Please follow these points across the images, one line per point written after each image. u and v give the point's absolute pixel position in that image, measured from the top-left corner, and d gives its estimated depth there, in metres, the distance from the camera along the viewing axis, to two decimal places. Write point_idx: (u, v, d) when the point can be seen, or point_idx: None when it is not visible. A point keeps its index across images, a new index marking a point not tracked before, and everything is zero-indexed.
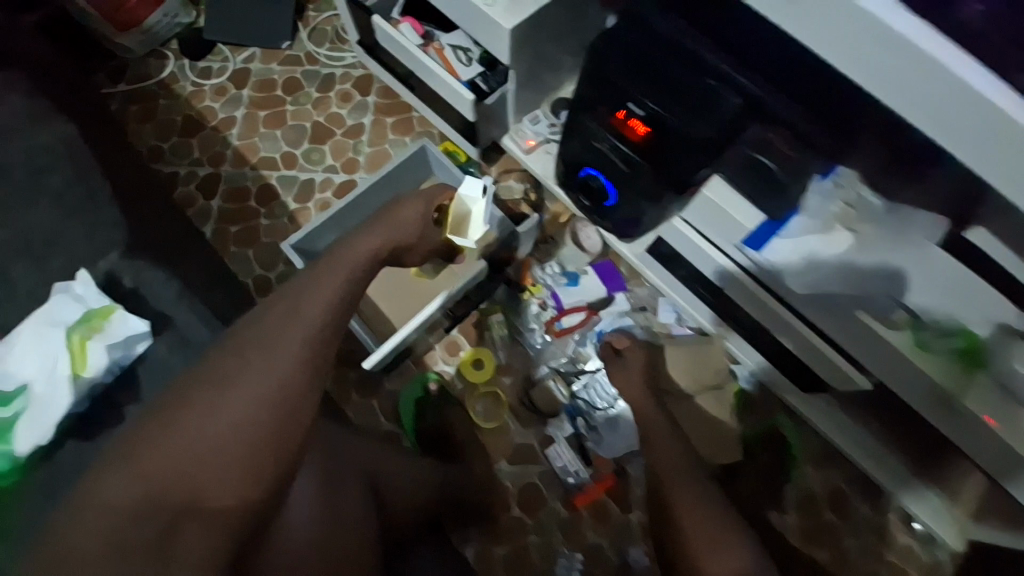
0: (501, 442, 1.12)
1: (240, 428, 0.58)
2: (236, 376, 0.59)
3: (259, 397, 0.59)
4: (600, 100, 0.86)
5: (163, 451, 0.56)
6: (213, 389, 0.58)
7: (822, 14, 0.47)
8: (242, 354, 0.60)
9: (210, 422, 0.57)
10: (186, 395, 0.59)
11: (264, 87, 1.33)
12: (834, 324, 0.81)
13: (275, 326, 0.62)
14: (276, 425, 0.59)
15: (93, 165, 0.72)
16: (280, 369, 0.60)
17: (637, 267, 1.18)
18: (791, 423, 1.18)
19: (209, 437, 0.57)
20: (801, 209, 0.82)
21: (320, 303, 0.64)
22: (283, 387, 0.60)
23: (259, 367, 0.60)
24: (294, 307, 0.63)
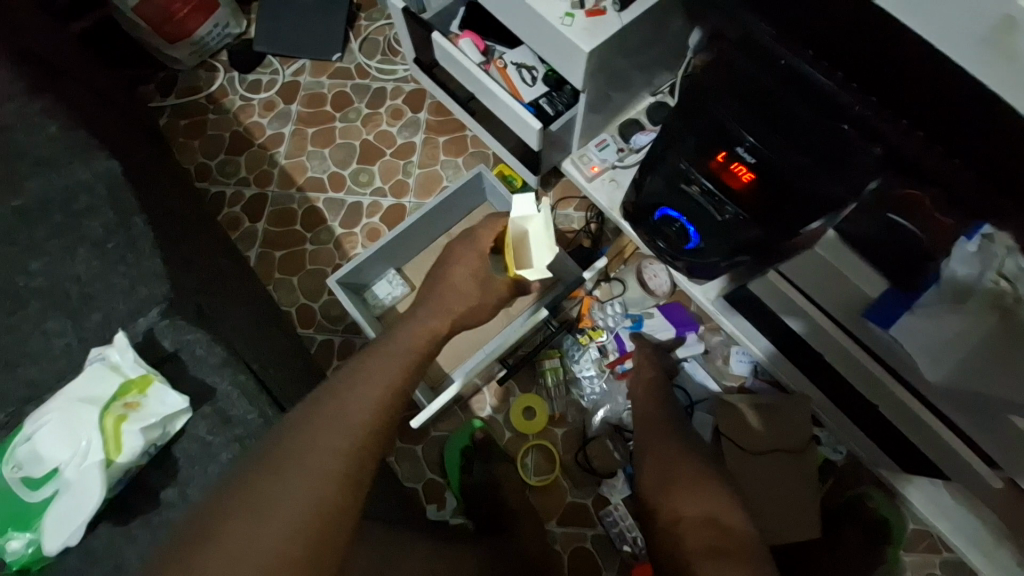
0: (553, 501, 1.02)
1: (280, 539, 0.47)
2: (268, 497, 0.49)
3: (303, 497, 0.50)
4: (693, 132, 0.76)
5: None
6: (252, 493, 0.49)
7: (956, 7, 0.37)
8: (287, 449, 0.53)
9: (246, 536, 0.47)
10: (208, 520, 0.48)
11: (313, 101, 1.26)
12: (980, 423, 0.68)
13: (326, 416, 0.57)
14: (320, 536, 0.48)
15: (135, 208, 0.67)
16: (328, 462, 0.53)
17: (709, 312, 1.06)
18: (884, 498, 1.03)
19: (243, 553, 0.46)
20: (941, 279, 0.65)
21: (376, 389, 0.62)
22: (335, 485, 0.51)
23: (306, 464, 0.52)
24: (339, 397, 0.59)
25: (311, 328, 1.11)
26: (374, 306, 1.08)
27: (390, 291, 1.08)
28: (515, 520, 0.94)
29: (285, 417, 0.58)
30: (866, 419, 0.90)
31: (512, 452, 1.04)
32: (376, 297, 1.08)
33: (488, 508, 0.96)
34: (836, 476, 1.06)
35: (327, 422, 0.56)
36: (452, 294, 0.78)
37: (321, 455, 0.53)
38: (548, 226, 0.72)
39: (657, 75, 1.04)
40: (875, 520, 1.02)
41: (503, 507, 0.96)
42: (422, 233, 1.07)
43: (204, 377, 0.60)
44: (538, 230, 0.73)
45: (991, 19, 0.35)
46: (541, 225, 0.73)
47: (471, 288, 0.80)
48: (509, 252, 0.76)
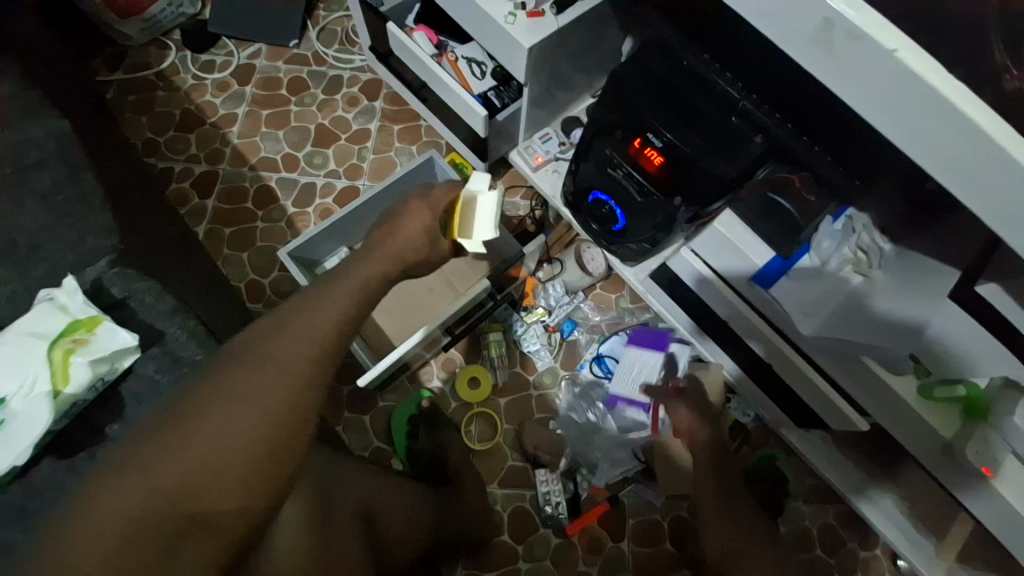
0: (495, 465, 1.08)
1: (237, 459, 0.54)
2: (245, 389, 0.56)
3: (253, 425, 0.54)
4: (619, 125, 0.86)
5: (183, 448, 0.53)
6: (204, 420, 0.54)
7: (788, 12, 0.48)
8: (235, 382, 0.56)
9: (203, 457, 0.53)
10: (191, 406, 0.55)
11: (269, 85, 1.29)
12: (845, 374, 0.77)
13: (269, 352, 0.58)
14: (288, 426, 0.56)
15: (86, 166, 0.69)
16: (296, 365, 0.57)
17: (640, 293, 1.15)
18: (787, 457, 1.17)
19: (203, 466, 0.53)
20: (812, 249, 0.80)
21: (320, 326, 0.60)
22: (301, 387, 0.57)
23: (253, 397, 0.55)
24: (278, 335, 0.58)
25: (261, 303, 1.12)
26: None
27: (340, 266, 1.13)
28: (459, 480, 0.98)
29: (229, 349, 0.59)
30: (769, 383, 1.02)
31: (458, 420, 1.10)
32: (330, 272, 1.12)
33: (434, 469, 1.01)
34: (746, 439, 1.18)
35: (272, 359, 0.57)
36: (400, 240, 0.70)
37: (290, 360, 0.57)
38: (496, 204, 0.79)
39: (595, 78, 1.15)
40: (779, 476, 1.14)
41: (448, 467, 1.00)
42: (376, 213, 1.12)
43: (153, 322, 0.63)
44: (488, 209, 0.79)
45: (814, 23, 0.47)
46: (492, 204, 0.80)
47: (423, 242, 0.71)
48: (457, 215, 0.78)
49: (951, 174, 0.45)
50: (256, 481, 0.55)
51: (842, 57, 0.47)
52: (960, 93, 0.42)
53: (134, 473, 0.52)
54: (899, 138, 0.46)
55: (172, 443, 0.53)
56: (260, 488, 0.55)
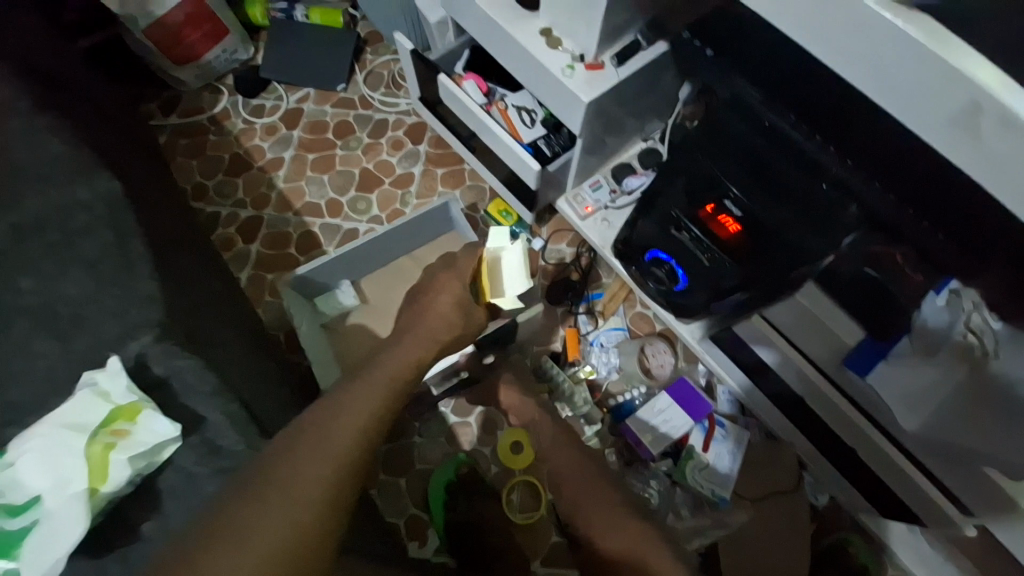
0: (537, 538, 1.00)
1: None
2: (282, 477, 0.53)
3: (273, 553, 0.49)
4: (693, 188, 0.82)
5: (211, 560, 0.47)
6: (230, 521, 0.49)
7: (921, 88, 0.41)
8: (255, 505, 0.51)
9: (224, 564, 0.47)
10: (223, 512, 0.50)
11: (315, 128, 1.29)
12: (952, 471, 0.71)
13: (292, 466, 0.54)
14: (329, 503, 0.53)
15: (135, 231, 0.68)
16: (337, 439, 0.58)
17: (695, 350, 1.07)
18: (864, 543, 1.03)
19: None
20: (911, 331, 0.69)
21: (347, 433, 0.59)
22: (341, 462, 0.56)
23: (276, 521, 0.50)
24: (300, 447, 0.55)
25: (299, 354, 1.10)
26: (324, 314, 1.09)
27: (341, 302, 1.09)
28: (502, 562, 0.93)
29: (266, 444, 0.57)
30: (846, 464, 0.91)
31: (497, 488, 1.03)
32: (326, 305, 1.09)
33: (473, 543, 0.95)
34: (819, 521, 1.05)
35: (297, 474, 0.54)
36: (434, 316, 0.78)
37: (330, 437, 0.58)
38: (517, 261, 0.95)
39: (649, 122, 1.09)
40: (857, 565, 1.01)
41: (487, 544, 0.95)
42: (380, 250, 1.10)
43: (194, 406, 0.60)
44: (512, 266, 0.96)
45: (960, 105, 0.39)
46: (515, 261, 0.95)
47: (455, 318, 0.79)
48: (487, 280, 0.93)
49: None
50: None
51: (994, 150, 0.39)
52: None
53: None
54: None
55: (198, 557, 0.47)
56: None
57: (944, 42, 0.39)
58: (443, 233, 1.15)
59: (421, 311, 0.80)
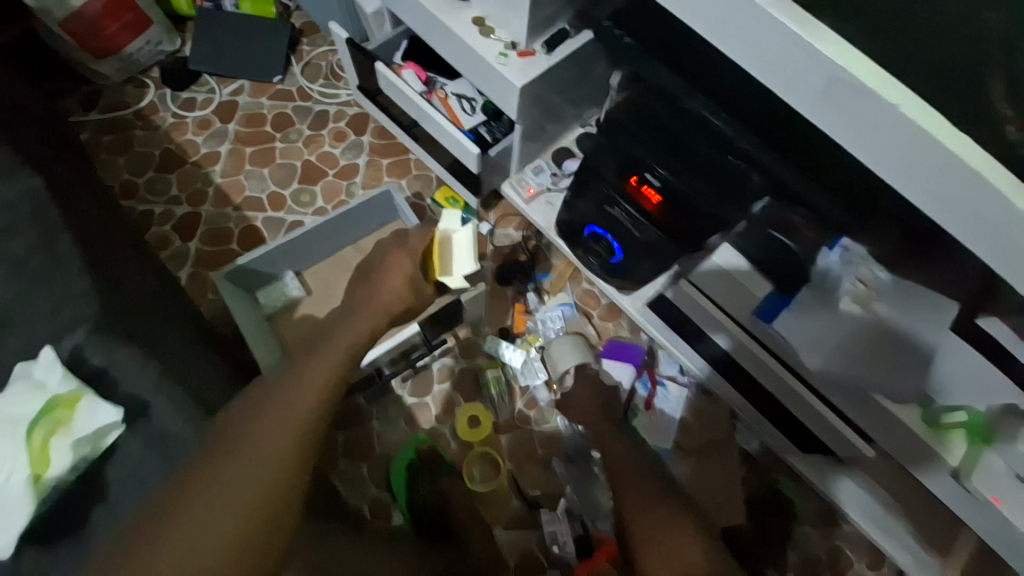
0: (499, 507, 1.04)
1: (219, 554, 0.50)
2: (246, 441, 0.55)
3: (236, 512, 0.51)
4: (617, 167, 0.88)
5: (181, 517, 0.50)
6: (199, 484, 0.52)
7: (789, 64, 0.48)
8: (216, 470, 0.53)
9: (195, 521, 0.50)
10: (189, 479, 0.53)
11: (252, 121, 1.26)
12: (857, 411, 0.77)
13: (253, 431, 0.56)
14: (293, 462, 0.55)
15: (61, 225, 0.66)
16: (299, 403, 0.60)
17: (638, 322, 1.15)
18: (792, 481, 1.15)
19: (187, 563, 0.49)
20: (807, 284, 0.81)
21: (307, 399, 0.60)
22: (303, 422, 0.58)
23: (238, 482, 0.53)
24: (262, 414, 0.58)
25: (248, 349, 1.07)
26: (264, 305, 1.08)
27: (285, 293, 1.09)
28: (460, 530, 0.95)
29: (217, 421, 0.58)
30: (769, 409, 1.02)
31: (458, 463, 1.06)
32: (269, 297, 1.08)
33: (437, 518, 0.99)
34: (752, 465, 1.16)
35: (258, 438, 0.56)
36: (385, 294, 0.78)
37: (292, 401, 0.60)
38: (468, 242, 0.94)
39: (585, 109, 1.15)
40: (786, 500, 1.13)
41: (450, 517, 0.98)
42: (320, 238, 1.08)
43: (140, 395, 0.59)
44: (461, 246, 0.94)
45: (819, 80, 0.47)
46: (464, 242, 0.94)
47: (405, 292, 0.80)
48: (435, 259, 0.91)
49: (959, 224, 0.45)
50: (245, 546, 0.51)
51: (850, 114, 0.47)
52: (973, 153, 0.42)
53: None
54: (910, 191, 0.47)
55: (169, 516, 0.50)
56: (267, 538, 0.52)
57: (803, 24, 0.46)
58: (387, 222, 1.17)
59: (369, 289, 0.81)
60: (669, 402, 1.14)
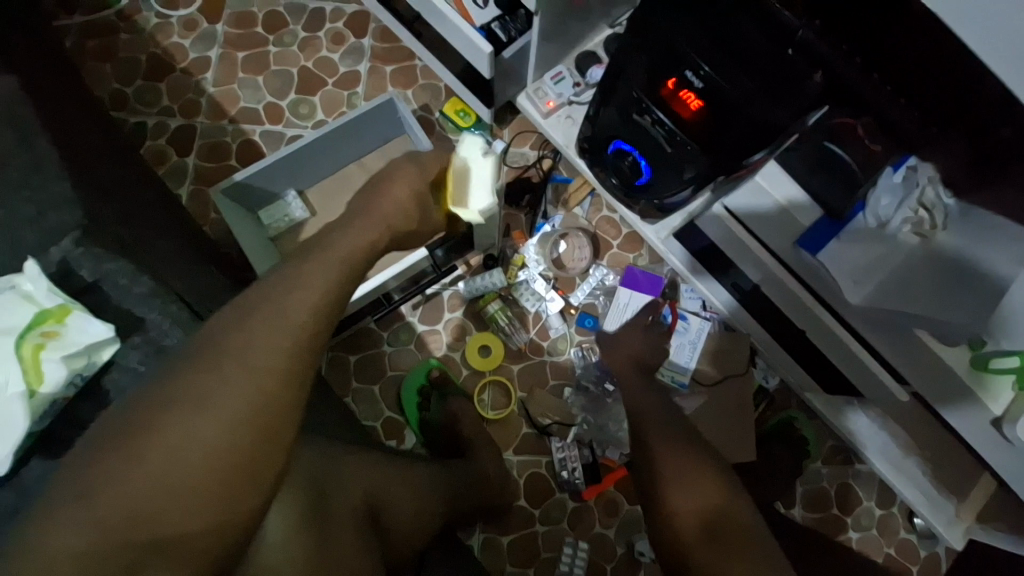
0: (510, 432, 1.05)
1: (207, 475, 0.46)
2: (237, 348, 0.50)
3: (226, 424, 0.47)
4: (654, 63, 0.74)
5: (162, 423, 0.46)
6: (187, 388, 0.48)
7: None
8: (196, 387, 0.48)
9: (181, 429, 0.46)
10: (169, 387, 0.48)
11: (242, 22, 1.14)
12: (889, 342, 0.71)
13: (235, 340, 0.51)
14: (291, 373, 0.51)
15: (35, 129, 0.61)
16: (296, 310, 0.54)
17: (660, 252, 1.08)
18: (808, 417, 1.12)
19: (173, 470, 0.45)
20: (865, 206, 0.71)
21: (297, 308, 0.54)
22: (302, 329, 0.53)
23: (223, 395, 0.48)
24: (253, 318, 0.52)
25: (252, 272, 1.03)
26: (267, 227, 1.03)
27: (288, 213, 1.04)
28: (473, 451, 0.95)
29: (201, 333, 0.53)
30: (795, 346, 0.96)
31: (470, 388, 1.06)
32: (272, 217, 1.03)
33: (449, 440, 0.99)
34: (768, 402, 1.13)
35: (242, 350, 0.50)
36: (390, 206, 0.68)
37: (287, 305, 0.53)
38: (490, 172, 0.75)
39: (616, 4, 1.00)
40: (800, 437, 1.11)
41: (462, 438, 0.98)
42: (321, 151, 1.01)
43: (133, 309, 0.58)
44: (482, 177, 0.76)
45: None
46: (487, 171, 0.75)
47: (412, 209, 0.69)
48: (448, 187, 0.76)
49: None
50: (238, 457, 0.48)
51: None
52: None
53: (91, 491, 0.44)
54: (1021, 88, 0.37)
55: (151, 422, 0.46)
56: (264, 450, 0.49)
57: None
58: (391, 138, 1.09)
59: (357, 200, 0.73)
60: (689, 332, 1.08)
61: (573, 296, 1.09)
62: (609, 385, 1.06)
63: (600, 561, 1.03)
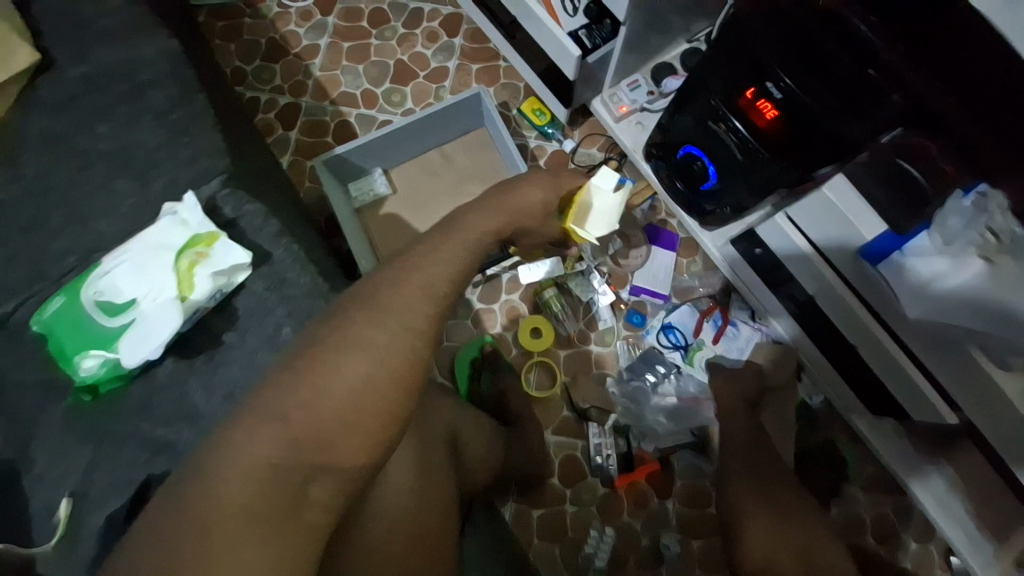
0: (551, 412, 1.11)
1: (360, 411, 0.56)
2: (386, 304, 0.60)
3: (374, 376, 0.57)
4: (735, 75, 0.79)
5: (330, 362, 0.57)
6: (350, 335, 0.58)
7: None
8: (356, 333, 0.58)
9: (344, 369, 0.57)
10: (335, 328, 0.59)
11: (350, 16, 1.27)
12: (940, 360, 0.76)
13: (385, 305, 0.61)
14: (425, 332, 0.61)
15: (197, 89, 0.73)
16: (435, 279, 0.63)
17: (714, 260, 1.12)
18: (848, 440, 1.12)
19: (337, 401, 0.56)
20: (934, 226, 0.71)
21: (436, 277, 0.63)
22: (435, 296, 0.63)
23: (370, 353, 0.58)
24: (401, 283, 0.62)
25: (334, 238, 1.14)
26: (355, 199, 1.15)
27: (373, 187, 1.15)
28: (518, 423, 1.02)
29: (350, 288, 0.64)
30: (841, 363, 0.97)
31: (518, 367, 1.13)
32: (359, 191, 1.15)
33: (495, 412, 1.06)
34: (810, 420, 1.13)
35: (391, 308, 0.60)
36: (524, 205, 0.74)
37: (429, 273, 0.63)
38: (616, 204, 0.78)
39: (695, 22, 1.06)
40: (839, 458, 1.11)
41: (508, 410, 1.04)
42: (410, 135, 1.11)
43: (260, 245, 0.68)
44: (606, 208, 0.79)
45: None
46: (612, 204, 0.78)
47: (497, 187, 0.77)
48: (573, 207, 0.79)
49: None
50: (382, 397, 0.57)
51: None
52: None
53: (268, 419, 0.54)
54: None
55: (323, 362, 0.56)
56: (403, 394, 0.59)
57: None
58: (471, 129, 1.19)
59: None
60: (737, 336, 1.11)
61: (625, 292, 1.14)
62: (650, 377, 1.10)
63: (624, 550, 1.06)
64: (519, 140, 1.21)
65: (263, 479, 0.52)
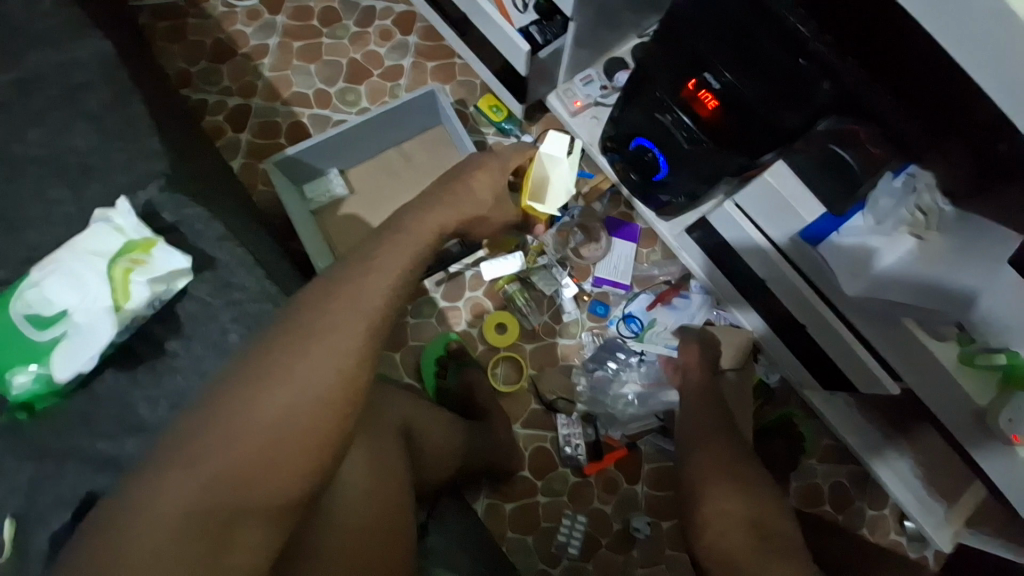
0: (519, 405, 1.12)
1: (287, 440, 0.54)
2: (319, 326, 0.59)
3: (302, 404, 0.55)
4: (677, 66, 0.80)
5: (258, 391, 0.55)
6: (280, 361, 0.57)
7: None
8: (285, 357, 0.57)
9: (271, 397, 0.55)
10: (266, 352, 0.58)
11: (300, 15, 1.24)
12: (880, 333, 0.77)
13: (317, 327, 0.59)
14: (360, 352, 0.59)
15: (131, 90, 0.71)
16: (371, 297, 0.61)
17: (672, 248, 1.14)
18: (804, 414, 1.17)
19: (263, 432, 0.54)
20: (866, 207, 0.76)
21: (373, 294, 0.61)
22: (370, 312, 0.60)
23: (299, 380, 0.56)
24: (334, 302, 0.60)
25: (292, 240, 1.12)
26: (311, 201, 1.13)
27: (329, 188, 1.13)
28: (486, 418, 1.02)
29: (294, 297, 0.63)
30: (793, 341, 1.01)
31: (484, 362, 1.13)
32: (315, 192, 1.12)
33: (463, 408, 1.06)
34: (768, 397, 1.17)
35: (323, 330, 0.58)
36: (470, 198, 0.75)
37: (365, 291, 0.61)
38: (566, 175, 0.95)
39: (644, 17, 1.08)
40: (797, 433, 1.15)
41: (476, 405, 1.04)
42: (365, 133, 1.09)
43: (205, 249, 0.67)
44: (559, 179, 0.95)
45: None
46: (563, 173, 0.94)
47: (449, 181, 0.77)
48: (530, 182, 0.94)
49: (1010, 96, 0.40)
50: (310, 425, 0.55)
51: None
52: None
53: (190, 458, 0.52)
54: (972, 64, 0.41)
55: (249, 391, 0.55)
56: (333, 421, 0.56)
57: None
58: (429, 127, 1.18)
59: None
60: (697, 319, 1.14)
61: (586, 283, 1.16)
62: (612, 364, 1.12)
63: (596, 536, 1.08)
64: (477, 137, 1.21)
65: (183, 520, 0.49)
